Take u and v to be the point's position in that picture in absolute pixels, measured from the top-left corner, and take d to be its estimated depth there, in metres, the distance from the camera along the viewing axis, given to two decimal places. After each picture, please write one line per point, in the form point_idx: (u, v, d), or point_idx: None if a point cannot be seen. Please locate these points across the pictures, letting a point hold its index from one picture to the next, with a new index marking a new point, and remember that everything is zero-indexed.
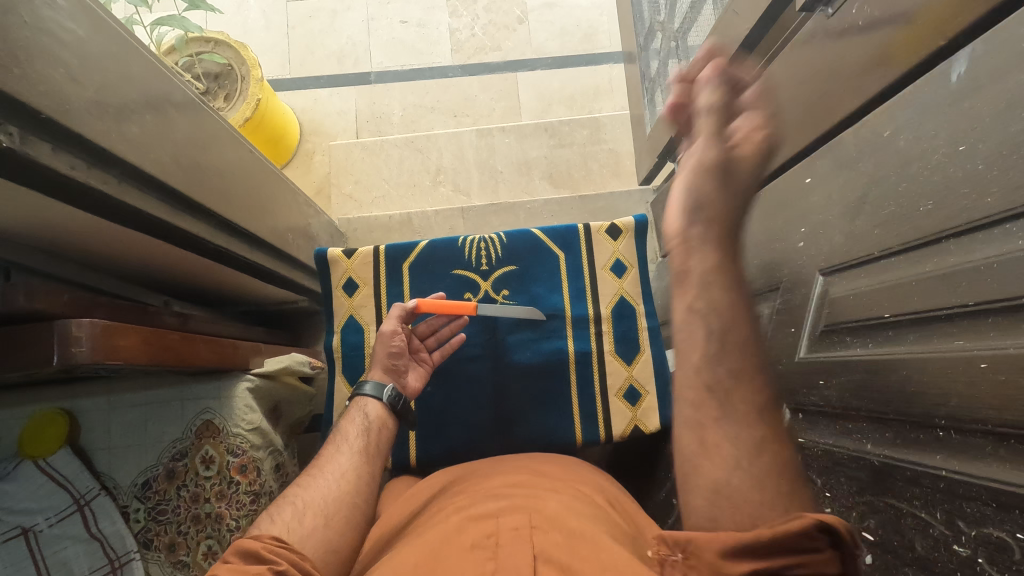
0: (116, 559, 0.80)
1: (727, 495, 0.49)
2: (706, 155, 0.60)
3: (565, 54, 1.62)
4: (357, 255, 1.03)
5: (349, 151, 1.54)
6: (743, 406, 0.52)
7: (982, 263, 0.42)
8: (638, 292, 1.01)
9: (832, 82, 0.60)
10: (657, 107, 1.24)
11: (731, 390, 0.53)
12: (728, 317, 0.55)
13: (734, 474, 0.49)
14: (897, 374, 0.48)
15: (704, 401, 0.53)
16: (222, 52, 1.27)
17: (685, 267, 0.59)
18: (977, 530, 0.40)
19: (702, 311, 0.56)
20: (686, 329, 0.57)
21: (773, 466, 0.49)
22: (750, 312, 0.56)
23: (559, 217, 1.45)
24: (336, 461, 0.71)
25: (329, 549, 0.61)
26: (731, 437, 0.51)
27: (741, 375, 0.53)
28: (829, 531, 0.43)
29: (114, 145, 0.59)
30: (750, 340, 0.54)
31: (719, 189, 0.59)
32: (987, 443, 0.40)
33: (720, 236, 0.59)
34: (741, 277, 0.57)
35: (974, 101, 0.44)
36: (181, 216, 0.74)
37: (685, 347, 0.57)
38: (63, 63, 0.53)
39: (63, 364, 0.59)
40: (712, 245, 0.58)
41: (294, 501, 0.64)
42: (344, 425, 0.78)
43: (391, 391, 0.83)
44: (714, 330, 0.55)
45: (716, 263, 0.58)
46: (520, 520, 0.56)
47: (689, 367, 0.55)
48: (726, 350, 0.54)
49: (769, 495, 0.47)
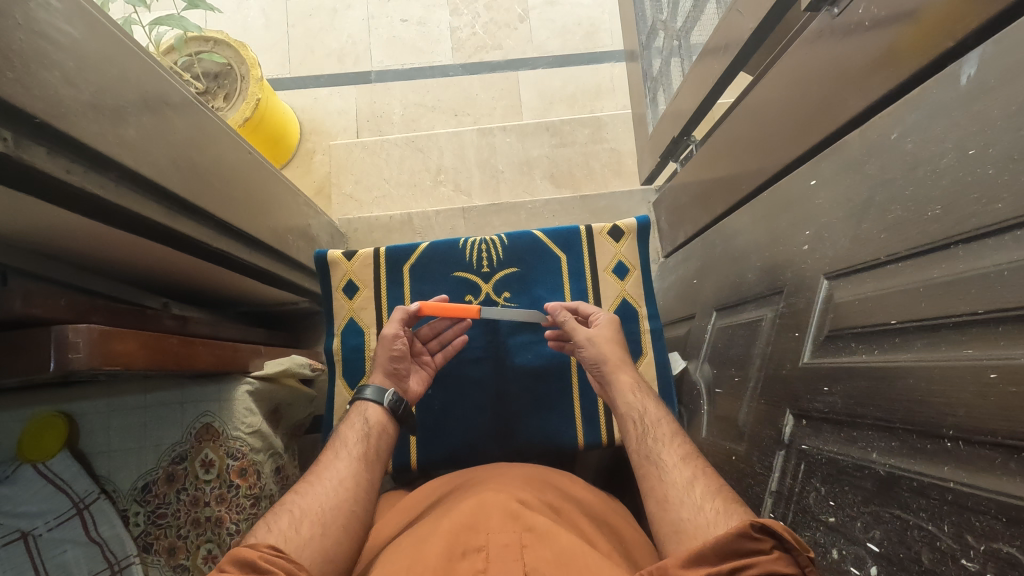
0: (116, 562, 0.79)
1: (682, 528, 0.60)
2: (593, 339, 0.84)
3: (566, 52, 1.61)
4: (357, 257, 1.02)
5: (349, 150, 1.53)
6: (674, 459, 0.67)
7: (992, 270, 0.41)
8: (640, 293, 1.00)
9: (838, 83, 0.59)
10: (659, 106, 1.23)
11: (687, 461, 0.67)
12: (668, 441, 0.70)
13: (682, 507, 0.61)
14: (904, 381, 0.47)
15: (660, 478, 0.66)
16: (222, 51, 1.26)
17: (619, 407, 0.79)
18: (986, 545, 0.39)
19: (645, 439, 0.72)
20: (638, 446, 0.73)
21: (711, 490, 0.62)
22: (683, 440, 0.70)
23: (560, 217, 1.45)
24: (335, 467, 0.71)
25: (326, 557, 0.60)
26: (693, 488, 0.63)
27: (691, 453, 0.68)
28: (764, 531, 0.49)
29: (112, 148, 0.59)
30: (692, 444, 0.70)
31: (614, 371, 0.82)
32: (995, 456, 0.39)
33: (639, 412, 0.75)
34: (668, 425, 0.72)
35: (983, 104, 0.43)
36: (180, 218, 0.74)
37: (641, 453, 0.71)
38: (58, 66, 0.52)
39: (60, 370, 0.58)
40: (632, 394, 0.79)
41: (292, 509, 0.63)
42: (344, 430, 0.78)
43: (392, 395, 0.82)
44: (662, 434, 0.72)
45: (641, 412, 0.75)
46: (510, 535, 0.57)
47: (647, 459, 0.70)
48: (675, 443, 0.70)
49: (710, 517, 0.58)
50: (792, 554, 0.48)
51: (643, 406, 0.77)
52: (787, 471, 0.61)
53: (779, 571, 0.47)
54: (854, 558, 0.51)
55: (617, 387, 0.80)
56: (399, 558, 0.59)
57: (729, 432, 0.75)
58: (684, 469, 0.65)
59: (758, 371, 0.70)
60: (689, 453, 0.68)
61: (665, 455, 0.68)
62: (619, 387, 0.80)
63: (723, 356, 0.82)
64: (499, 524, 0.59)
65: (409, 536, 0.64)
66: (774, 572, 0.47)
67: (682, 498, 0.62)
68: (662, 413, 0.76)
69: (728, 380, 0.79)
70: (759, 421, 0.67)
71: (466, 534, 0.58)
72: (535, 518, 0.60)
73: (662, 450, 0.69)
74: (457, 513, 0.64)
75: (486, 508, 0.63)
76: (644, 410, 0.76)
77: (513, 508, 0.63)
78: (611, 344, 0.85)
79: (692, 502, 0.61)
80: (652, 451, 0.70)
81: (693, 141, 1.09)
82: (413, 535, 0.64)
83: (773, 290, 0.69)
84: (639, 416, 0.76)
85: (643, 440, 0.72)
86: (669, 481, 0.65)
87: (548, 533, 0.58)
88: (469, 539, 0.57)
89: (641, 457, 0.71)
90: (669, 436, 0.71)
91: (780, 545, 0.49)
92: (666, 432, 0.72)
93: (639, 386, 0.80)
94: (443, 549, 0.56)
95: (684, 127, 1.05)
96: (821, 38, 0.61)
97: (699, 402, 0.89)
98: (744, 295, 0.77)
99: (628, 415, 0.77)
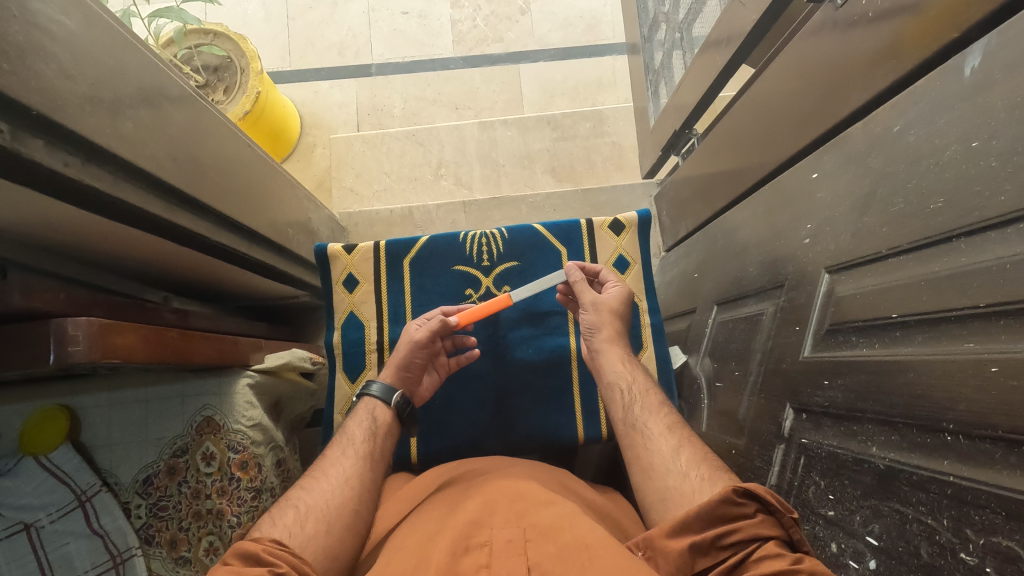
0: (119, 554, 0.80)
1: (669, 495, 0.61)
2: (597, 303, 0.85)
3: (567, 45, 1.60)
4: (358, 251, 1.02)
5: (350, 145, 1.51)
6: (660, 428, 0.68)
7: (994, 264, 0.41)
8: (641, 288, 1.00)
9: (840, 75, 0.59)
10: (661, 99, 1.22)
11: (672, 431, 0.68)
12: (655, 411, 0.71)
13: (668, 475, 0.62)
14: (905, 375, 0.47)
15: (644, 445, 0.67)
16: (222, 44, 1.26)
17: (603, 375, 0.79)
18: (985, 539, 0.39)
19: (632, 409, 0.73)
20: (620, 413, 0.74)
21: (697, 457, 0.63)
22: (669, 412, 0.72)
23: (561, 211, 1.44)
24: (340, 465, 0.70)
25: (329, 555, 0.60)
26: (679, 457, 0.64)
27: (676, 422, 0.70)
28: (749, 494, 0.52)
29: (110, 141, 0.59)
30: (674, 415, 0.72)
31: (611, 342, 0.82)
32: (996, 450, 0.39)
33: (629, 386, 0.76)
34: (654, 399, 0.73)
35: (987, 96, 0.43)
36: (179, 211, 0.74)
37: (625, 423, 0.72)
38: (55, 58, 0.52)
39: (60, 363, 0.58)
40: (625, 364, 0.79)
41: (297, 505, 0.64)
42: (351, 426, 0.78)
43: (399, 397, 0.83)
44: (649, 404, 0.73)
45: (631, 384, 0.76)
46: (514, 532, 0.57)
47: (629, 426, 0.71)
48: (662, 412, 0.71)
49: (696, 483, 0.60)
50: (775, 517, 0.51)
51: (632, 376, 0.77)
52: (787, 465, 0.61)
53: (762, 534, 0.50)
54: (853, 551, 0.51)
55: (610, 358, 0.80)
56: (403, 553, 0.59)
57: (730, 426, 0.75)
58: (670, 438, 0.66)
59: (758, 365, 0.70)
60: (674, 423, 0.69)
61: (652, 424, 0.69)
62: (612, 357, 0.80)
63: (724, 350, 0.82)
64: (503, 521, 0.59)
65: (411, 531, 0.65)
66: (760, 535, 0.50)
67: (668, 466, 0.63)
68: (649, 384, 0.76)
69: (728, 374, 0.79)
70: (760, 415, 0.67)
71: (469, 529, 0.58)
72: (539, 514, 0.60)
73: (649, 419, 0.70)
74: (463, 509, 0.64)
75: (489, 506, 0.63)
76: (632, 380, 0.77)
77: (516, 505, 0.63)
78: (613, 315, 0.84)
79: (676, 470, 0.62)
80: (638, 418, 0.71)
81: (695, 134, 1.09)
82: (416, 531, 0.64)
83: (775, 283, 0.69)
84: (627, 386, 0.76)
85: (630, 409, 0.73)
86: (655, 449, 0.66)
87: (553, 529, 0.57)
88: (473, 535, 0.58)
89: (626, 424, 0.72)
90: (657, 406, 0.72)
91: (763, 509, 0.52)
92: (654, 402, 0.73)
93: (629, 359, 0.80)
94: (447, 542, 0.56)
95: (686, 121, 1.05)
96: (824, 29, 0.61)
97: (700, 396, 0.89)
98: (746, 289, 0.77)
99: (613, 384, 0.77)
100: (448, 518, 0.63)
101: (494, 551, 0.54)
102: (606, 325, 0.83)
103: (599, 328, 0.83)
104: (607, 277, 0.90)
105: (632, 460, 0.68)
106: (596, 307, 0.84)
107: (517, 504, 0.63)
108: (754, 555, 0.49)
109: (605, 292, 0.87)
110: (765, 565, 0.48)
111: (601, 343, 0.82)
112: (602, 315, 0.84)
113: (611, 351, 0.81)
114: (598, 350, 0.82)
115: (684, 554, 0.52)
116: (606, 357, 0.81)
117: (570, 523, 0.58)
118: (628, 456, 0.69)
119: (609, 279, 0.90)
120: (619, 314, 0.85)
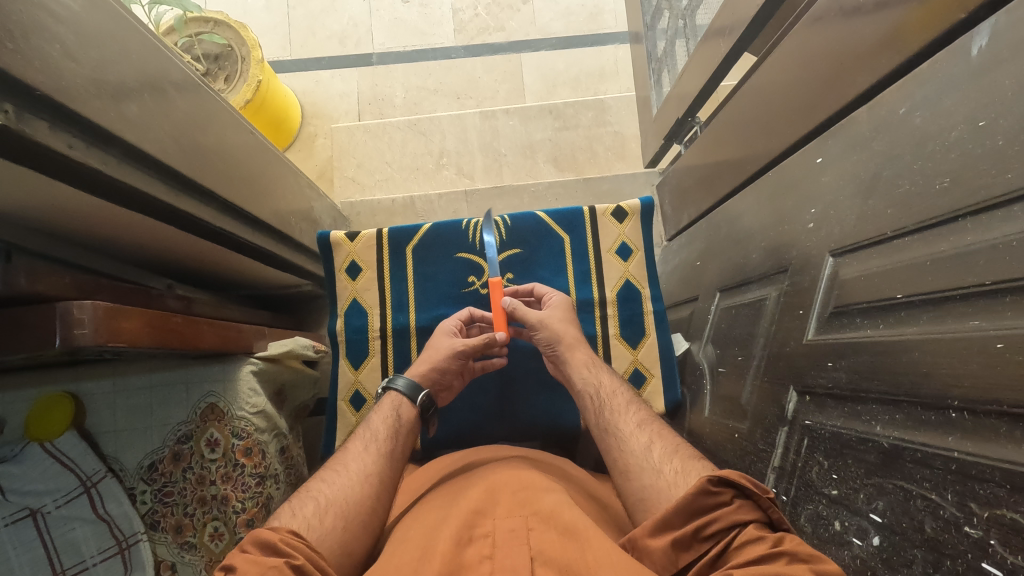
0: (125, 539, 0.81)
1: (645, 496, 0.61)
2: (538, 320, 0.86)
3: (569, 34, 1.60)
4: (360, 238, 1.02)
5: (352, 134, 1.52)
6: (631, 427, 0.69)
7: (1000, 241, 0.41)
8: (644, 275, 1.00)
9: (845, 58, 0.59)
10: (663, 88, 1.22)
11: (646, 426, 0.69)
12: (624, 411, 0.72)
13: (642, 473, 0.63)
14: (909, 354, 0.47)
15: (617, 444, 0.68)
16: (222, 32, 1.25)
17: (574, 386, 0.80)
18: (990, 512, 0.39)
19: (601, 414, 0.73)
20: (592, 421, 0.74)
21: (669, 451, 0.65)
22: (638, 410, 0.73)
23: (563, 200, 1.44)
24: (362, 460, 0.70)
25: (343, 550, 0.60)
26: (655, 450, 0.65)
27: (649, 418, 0.71)
28: (724, 481, 0.53)
29: (113, 124, 0.59)
30: (646, 412, 0.73)
31: (569, 353, 0.82)
32: (1000, 425, 0.39)
33: (593, 396, 0.76)
34: (618, 401, 0.74)
35: (995, 75, 0.43)
36: (182, 196, 0.74)
37: (598, 427, 0.73)
38: (58, 38, 0.52)
39: (66, 346, 0.58)
40: (591, 370, 0.80)
41: (317, 497, 0.63)
42: (375, 419, 0.78)
43: (424, 396, 0.83)
44: (617, 403, 0.74)
45: (592, 392, 0.77)
46: (516, 521, 0.57)
47: (601, 429, 0.72)
48: (633, 410, 0.72)
49: (670, 477, 0.61)
50: (753, 500, 0.52)
51: (599, 380, 0.78)
52: (790, 447, 0.61)
53: (741, 520, 0.51)
54: (857, 529, 0.51)
55: (571, 371, 0.81)
56: (409, 543, 0.59)
57: (733, 411, 0.75)
58: (641, 435, 0.68)
59: (761, 350, 0.70)
60: (644, 420, 0.71)
61: (622, 424, 0.70)
62: (575, 368, 0.81)
63: (727, 336, 0.82)
64: (505, 512, 0.60)
65: (415, 521, 0.65)
66: (740, 520, 0.51)
67: (642, 464, 0.64)
68: (617, 385, 0.77)
69: (731, 360, 0.79)
70: (763, 399, 0.67)
71: (472, 518, 0.59)
72: (540, 502, 0.61)
73: (619, 421, 0.71)
74: (465, 499, 0.64)
75: (490, 497, 0.64)
76: (600, 383, 0.78)
77: (518, 495, 0.63)
78: (564, 324, 0.86)
79: (646, 468, 0.63)
80: (608, 419, 0.72)
81: (698, 122, 1.08)
82: (421, 521, 0.64)
83: (778, 268, 0.69)
84: (594, 391, 0.77)
85: (601, 412, 0.73)
86: (627, 449, 0.67)
87: (553, 514, 0.57)
88: (476, 525, 0.58)
89: (599, 429, 0.72)
90: (625, 405, 0.73)
91: (740, 494, 0.53)
92: (622, 402, 0.74)
93: (593, 362, 0.81)
94: (450, 531, 0.56)
95: (689, 109, 1.04)
96: (830, 14, 0.61)
97: (702, 382, 0.89)
98: (749, 274, 0.77)
99: (584, 391, 0.78)
100: (450, 508, 0.64)
101: (496, 542, 0.54)
102: (557, 340, 0.84)
103: (554, 345, 0.84)
104: (544, 295, 0.92)
105: (608, 462, 0.69)
106: (540, 325, 0.85)
107: (519, 494, 0.63)
108: (736, 542, 0.50)
109: (546, 309, 0.89)
110: (748, 551, 0.49)
111: (561, 359, 0.83)
112: (547, 333, 0.85)
113: (568, 364, 0.82)
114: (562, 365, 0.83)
115: (668, 550, 0.52)
116: (569, 370, 0.81)
117: (569, 508, 0.59)
118: (605, 458, 0.70)
119: (547, 297, 0.92)
120: (568, 326, 0.86)
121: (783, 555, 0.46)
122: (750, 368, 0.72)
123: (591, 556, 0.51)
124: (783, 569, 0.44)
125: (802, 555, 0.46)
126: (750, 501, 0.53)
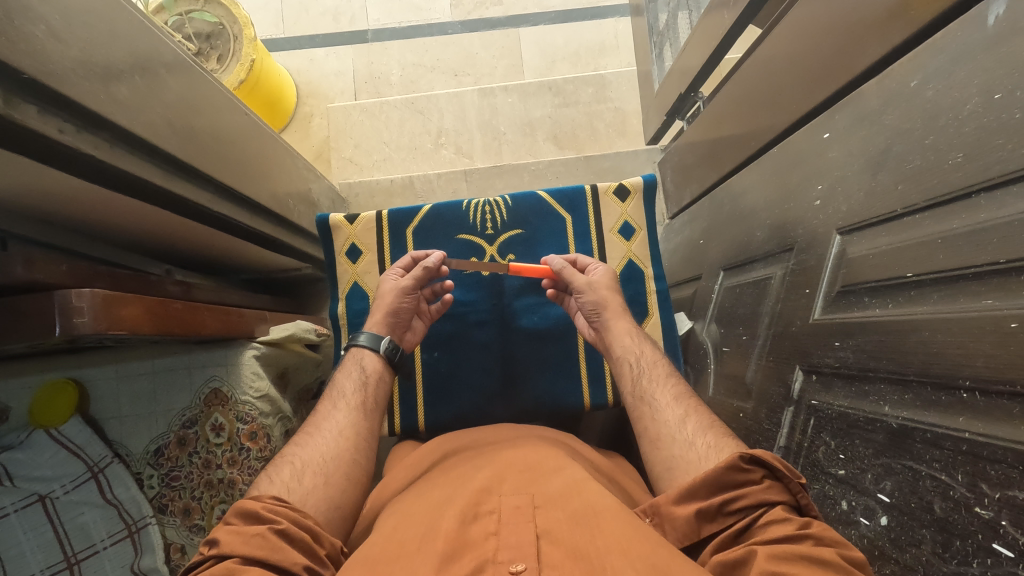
0: (134, 523, 0.82)
1: (675, 465, 0.62)
2: (590, 284, 0.84)
3: (567, 7, 1.56)
4: (360, 220, 1.01)
5: (348, 113, 1.49)
6: (666, 398, 0.69)
7: (1014, 219, 0.40)
8: (647, 254, 0.99)
9: (854, 30, 0.57)
10: (665, 62, 1.19)
11: (682, 398, 0.68)
12: (665, 382, 0.71)
13: (674, 444, 0.63)
14: (918, 334, 0.46)
15: (653, 413, 0.68)
16: (213, 10, 1.21)
17: (615, 349, 0.79)
18: (1001, 493, 0.39)
19: (639, 382, 0.73)
20: (630, 384, 0.73)
21: (703, 425, 0.64)
22: (676, 381, 0.72)
23: (564, 178, 1.42)
24: (332, 418, 0.70)
25: (332, 505, 0.61)
26: (691, 424, 0.64)
27: (685, 392, 0.70)
28: (754, 459, 0.53)
29: (102, 106, 0.57)
30: (680, 381, 0.72)
31: (614, 317, 0.82)
32: (1012, 405, 0.39)
33: (636, 361, 0.75)
34: (661, 370, 0.73)
35: (1011, 46, 0.41)
36: (177, 179, 0.73)
37: (632, 396, 0.72)
38: (43, 19, 0.50)
39: (66, 334, 0.58)
40: (634, 335, 0.79)
41: (292, 461, 0.64)
42: (341, 378, 0.78)
43: (387, 344, 0.82)
44: (656, 374, 0.73)
45: (632, 359, 0.76)
46: (522, 498, 0.57)
47: (636, 397, 0.72)
48: (675, 382, 0.72)
49: (703, 450, 0.60)
50: (784, 483, 0.52)
51: (640, 349, 0.77)
52: (796, 427, 0.61)
53: (770, 500, 0.51)
54: (864, 508, 0.51)
55: (613, 336, 0.80)
56: (415, 516, 0.59)
57: (737, 390, 0.75)
58: (677, 408, 0.67)
59: (766, 329, 0.69)
60: (681, 394, 0.69)
61: (658, 395, 0.69)
62: (616, 334, 0.80)
63: (731, 315, 0.81)
64: (513, 488, 0.60)
65: (422, 495, 0.65)
66: (767, 501, 0.52)
67: (674, 436, 0.64)
68: (658, 355, 0.76)
69: (735, 339, 0.78)
70: (769, 378, 0.67)
71: (479, 495, 0.59)
72: (548, 482, 0.61)
73: (656, 391, 0.70)
74: (476, 475, 0.64)
75: (499, 473, 0.64)
76: (640, 352, 0.76)
77: (527, 475, 0.63)
78: (610, 292, 0.85)
79: (677, 438, 0.63)
80: (644, 390, 0.71)
81: (701, 97, 1.06)
82: (427, 496, 0.64)
83: (783, 248, 0.68)
84: (635, 359, 0.76)
85: (638, 381, 0.73)
86: (661, 420, 0.67)
87: (563, 496, 0.58)
88: (483, 502, 0.58)
89: (634, 398, 0.72)
90: (664, 378, 0.72)
91: (771, 475, 0.53)
92: (661, 373, 0.73)
93: (635, 332, 0.80)
94: (457, 508, 0.56)
95: (692, 84, 1.02)
96: None
97: (706, 361, 0.89)
98: (754, 253, 0.76)
99: (623, 357, 0.77)
100: (461, 484, 0.64)
101: (503, 518, 0.55)
102: (604, 305, 0.83)
103: (602, 309, 0.83)
104: (592, 260, 0.91)
105: (641, 426, 0.69)
106: (589, 290, 0.84)
107: (526, 474, 0.64)
108: (760, 521, 0.51)
109: (595, 271, 0.87)
110: (772, 530, 0.49)
111: (607, 323, 0.82)
112: (596, 298, 0.83)
113: (612, 328, 0.81)
114: (604, 329, 0.82)
115: (691, 519, 0.54)
116: (611, 335, 0.80)
117: (580, 491, 0.58)
118: (636, 422, 0.70)
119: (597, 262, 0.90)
120: (613, 291, 0.85)
121: (809, 541, 0.47)
122: (758, 345, 0.71)
123: (602, 543, 0.51)
124: (815, 558, 0.44)
125: (828, 540, 0.46)
126: (780, 484, 0.53)
